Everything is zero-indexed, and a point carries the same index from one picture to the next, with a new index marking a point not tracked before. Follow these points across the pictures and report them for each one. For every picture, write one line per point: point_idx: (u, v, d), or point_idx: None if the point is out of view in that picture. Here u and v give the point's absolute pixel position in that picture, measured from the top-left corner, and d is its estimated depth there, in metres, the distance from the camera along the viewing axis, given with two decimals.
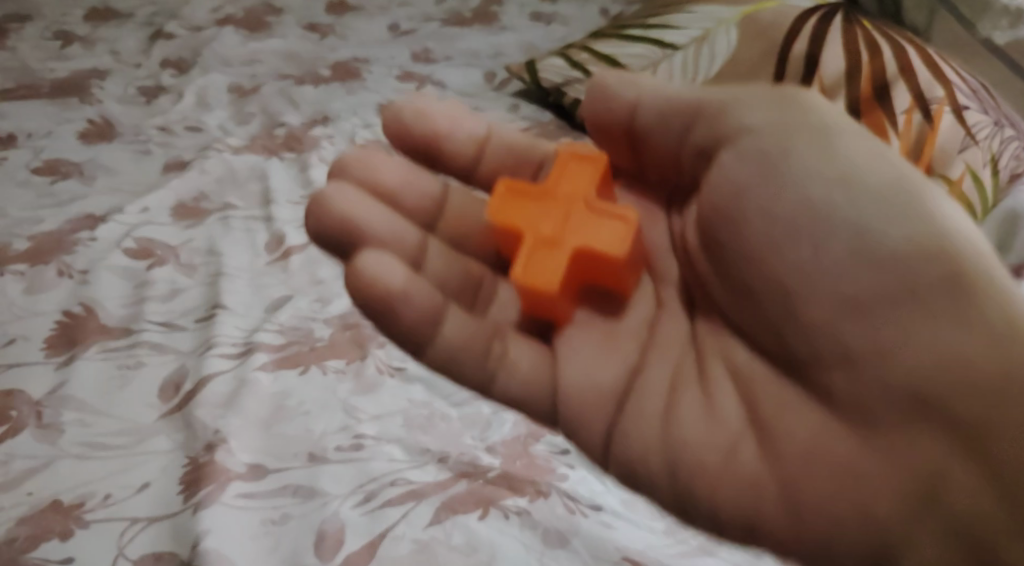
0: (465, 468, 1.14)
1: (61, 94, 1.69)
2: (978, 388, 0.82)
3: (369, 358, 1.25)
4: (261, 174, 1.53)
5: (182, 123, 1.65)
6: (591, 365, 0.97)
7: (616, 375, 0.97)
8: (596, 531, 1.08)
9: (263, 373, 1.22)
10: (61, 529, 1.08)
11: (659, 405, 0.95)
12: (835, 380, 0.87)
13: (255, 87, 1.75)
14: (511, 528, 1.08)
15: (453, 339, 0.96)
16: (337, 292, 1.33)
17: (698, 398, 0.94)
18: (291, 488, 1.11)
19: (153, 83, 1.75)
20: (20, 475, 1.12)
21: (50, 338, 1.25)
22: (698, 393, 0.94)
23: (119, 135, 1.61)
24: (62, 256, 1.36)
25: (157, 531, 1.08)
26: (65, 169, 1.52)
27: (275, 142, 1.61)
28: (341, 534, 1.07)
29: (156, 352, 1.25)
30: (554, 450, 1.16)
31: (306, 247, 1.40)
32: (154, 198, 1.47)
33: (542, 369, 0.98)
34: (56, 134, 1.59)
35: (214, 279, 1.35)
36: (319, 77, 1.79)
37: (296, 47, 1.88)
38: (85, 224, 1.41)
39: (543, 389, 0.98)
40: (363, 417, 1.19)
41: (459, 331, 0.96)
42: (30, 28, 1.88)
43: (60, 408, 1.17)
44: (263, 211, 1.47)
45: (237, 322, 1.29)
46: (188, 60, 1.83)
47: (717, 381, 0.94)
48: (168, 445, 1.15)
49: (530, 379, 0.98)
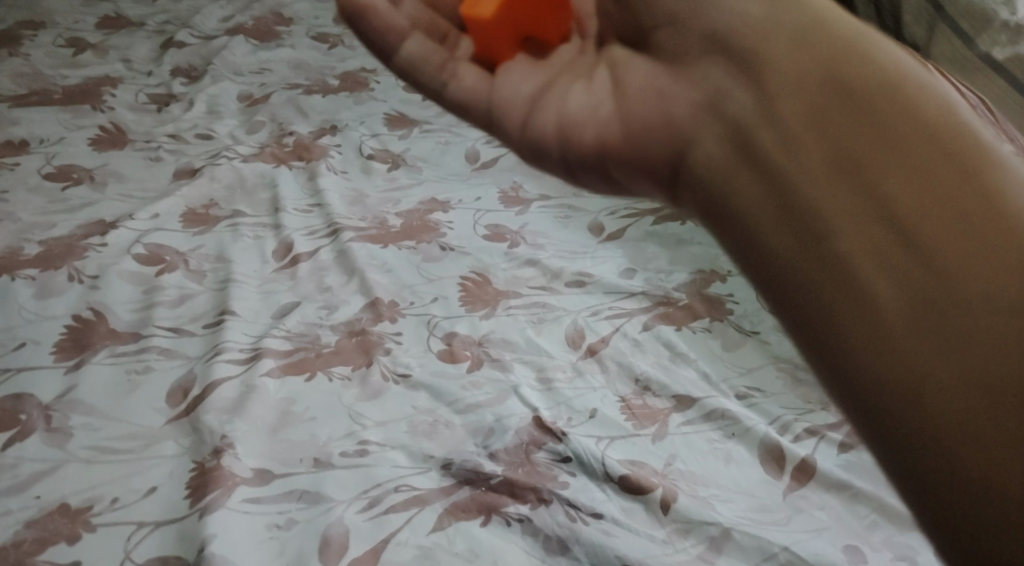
0: (468, 475, 1.15)
1: (73, 100, 1.71)
2: (861, 173, 0.72)
3: (375, 364, 1.27)
4: (270, 182, 1.57)
5: (193, 130, 1.68)
6: (516, 85, 0.88)
7: (528, 92, 0.88)
8: (597, 538, 1.09)
9: (270, 379, 1.24)
10: (68, 533, 1.07)
11: (557, 117, 0.85)
12: (703, 149, 0.78)
13: (265, 95, 1.80)
14: (513, 535, 1.10)
15: (415, 54, 0.91)
16: (344, 299, 1.36)
17: (584, 90, 0.86)
18: (297, 493, 1.12)
19: (164, 90, 1.80)
20: (27, 479, 1.12)
21: (60, 342, 1.26)
22: (600, 90, 0.85)
23: (130, 142, 1.63)
24: (73, 261, 1.37)
25: (163, 536, 1.08)
26: (77, 175, 1.54)
27: (284, 150, 1.65)
28: (345, 539, 1.08)
29: (164, 357, 1.26)
30: (555, 458, 1.17)
31: (314, 255, 1.43)
32: (164, 205, 1.49)
33: (478, 90, 0.90)
34: (69, 140, 1.61)
35: (223, 285, 1.37)
36: (328, 87, 1.85)
37: (306, 56, 1.95)
38: (95, 230, 1.43)
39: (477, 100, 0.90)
40: (367, 423, 1.20)
41: (423, 51, 0.91)
42: (44, 35, 1.92)
43: (69, 412, 1.18)
44: (272, 219, 1.50)
45: (245, 329, 1.30)
46: (199, 68, 1.88)
47: (617, 84, 0.84)
48: (175, 449, 1.16)
49: (468, 90, 0.90)
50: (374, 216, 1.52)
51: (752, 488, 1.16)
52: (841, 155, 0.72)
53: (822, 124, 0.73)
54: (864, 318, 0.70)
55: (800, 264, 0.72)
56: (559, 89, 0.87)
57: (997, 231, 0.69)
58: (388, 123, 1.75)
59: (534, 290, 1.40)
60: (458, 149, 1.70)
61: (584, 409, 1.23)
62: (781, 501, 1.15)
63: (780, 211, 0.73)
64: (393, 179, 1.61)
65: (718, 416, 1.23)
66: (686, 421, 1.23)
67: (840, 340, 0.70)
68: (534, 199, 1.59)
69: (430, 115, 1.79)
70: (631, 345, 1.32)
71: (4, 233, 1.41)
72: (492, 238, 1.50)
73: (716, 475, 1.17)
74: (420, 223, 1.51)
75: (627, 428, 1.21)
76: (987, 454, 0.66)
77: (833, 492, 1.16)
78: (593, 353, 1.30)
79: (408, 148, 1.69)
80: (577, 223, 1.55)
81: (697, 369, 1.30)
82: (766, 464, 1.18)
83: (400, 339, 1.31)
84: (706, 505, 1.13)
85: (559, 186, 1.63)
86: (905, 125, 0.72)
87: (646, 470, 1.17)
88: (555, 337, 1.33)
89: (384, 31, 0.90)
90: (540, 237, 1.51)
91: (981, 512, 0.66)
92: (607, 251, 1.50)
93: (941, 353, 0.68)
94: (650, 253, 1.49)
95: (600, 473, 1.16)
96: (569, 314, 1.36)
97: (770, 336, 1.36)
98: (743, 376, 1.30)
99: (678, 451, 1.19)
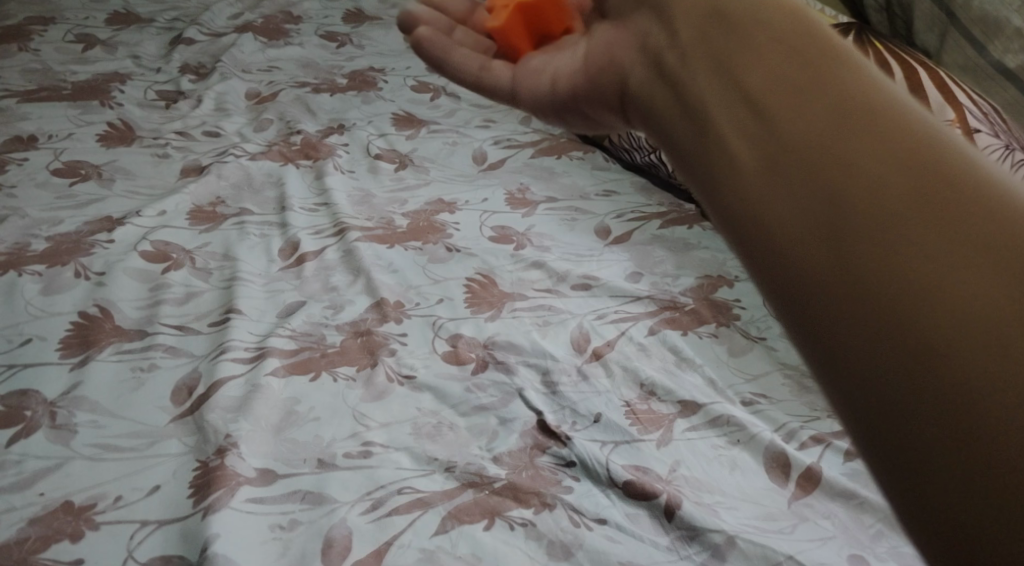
0: (472, 478, 1.15)
1: (82, 96, 1.71)
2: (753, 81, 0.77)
3: (379, 365, 1.27)
4: (278, 181, 1.57)
5: (201, 127, 1.68)
6: (530, 71, 0.99)
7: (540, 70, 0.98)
8: (600, 544, 1.09)
9: (275, 378, 1.24)
10: (72, 530, 1.07)
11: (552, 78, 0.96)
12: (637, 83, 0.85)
13: (273, 93, 1.80)
14: (517, 539, 1.10)
15: (456, 65, 1.02)
16: (349, 299, 1.36)
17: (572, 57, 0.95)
18: (300, 494, 1.12)
19: (172, 87, 1.80)
20: (32, 476, 1.12)
21: (65, 338, 1.26)
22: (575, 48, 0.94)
23: (138, 138, 1.63)
24: (80, 258, 1.37)
25: (166, 535, 1.07)
26: (85, 171, 1.54)
27: (292, 149, 1.65)
28: (348, 541, 1.08)
29: (169, 355, 1.26)
30: (559, 462, 1.18)
31: (320, 255, 1.43)
32: (171, 202, 1.49)
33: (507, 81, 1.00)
34: (77, 136, 1.61)
35: (229, 284, 1.37)
36: (336, 86, 1.85)
37: (314, 55, 1.95)
38: (102, 226, 1.44)
39: (507, 84, 1.00)
40: (371, 424, 1.20)
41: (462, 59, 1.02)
42: (54, 31, 1.92)
43: (74, 409, 1.18)
44: (280, 217, 1.50)
45: (251, 328, 1.30)
46: (208, 65, 1.88)
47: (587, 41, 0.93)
48: (180, 447, 1.16)
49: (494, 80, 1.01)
50: (381, 216, 1.52)
51: (756, 495, 1.16)
52: (744, 68, 0.77)
53: (732, 41, 0.79)
54: (750, 212, 0.75)
55: (696, 173, 0.78)
56: (554, 64, 0.97)
57: (872, 131, 0.73)
58: (395, 123, 1.75)
59: (539, 292, 1.40)
60: (466, 150, 1.69)
61: (589, 413, 1.23)
62: (786, 509, 1.14)
63: (686, 125, 0.79)
64: (400, 179, 1.61)
65: (724, 422, 1.23)
66: (690, 426, 1.23)
67: (751, 235, 0.74)
68: (541, 202, 1.59)
69: (437, 116, 1.78)
70: (637, 349, 1.32)
71: (11, 227, 1.41)
72: (498, 240, 1.49)
73: (721, 482, 1.17)
74: (426, 224, 1.51)
75: (630, 433, 1.21)
76: (879, 344, 0.69)
77: (838, 501, 1.15)
78: (598, 356, 1.30)
79: (415, 149, 1.69)
80: (584, 226, 1.55)
81: (702, 375, 1.29)
82: (771, 472, 1.18)
83: (405, 340, 1.31)
84: (710, 512, 1.13)
85: (567, 189, 1.63)
86: (786, 44, 0.77)
87: (650, 476, 1.16)
88: (561, 340, 1.33)
89: (444, 53, 1.02)
90: (546, 239, 1.51)
91: (885, 402, 0.69)
92: (613, 254, 1.49)
93: (818, 239, 0.72)
94: (656, 257, 1.49)
95: (604, 478, 1.16)
96: (575, 317, 1.36)
97: (776, 342, 1.35)
98: (748, 383, 1.29)
99: (682, 457, 1.19)
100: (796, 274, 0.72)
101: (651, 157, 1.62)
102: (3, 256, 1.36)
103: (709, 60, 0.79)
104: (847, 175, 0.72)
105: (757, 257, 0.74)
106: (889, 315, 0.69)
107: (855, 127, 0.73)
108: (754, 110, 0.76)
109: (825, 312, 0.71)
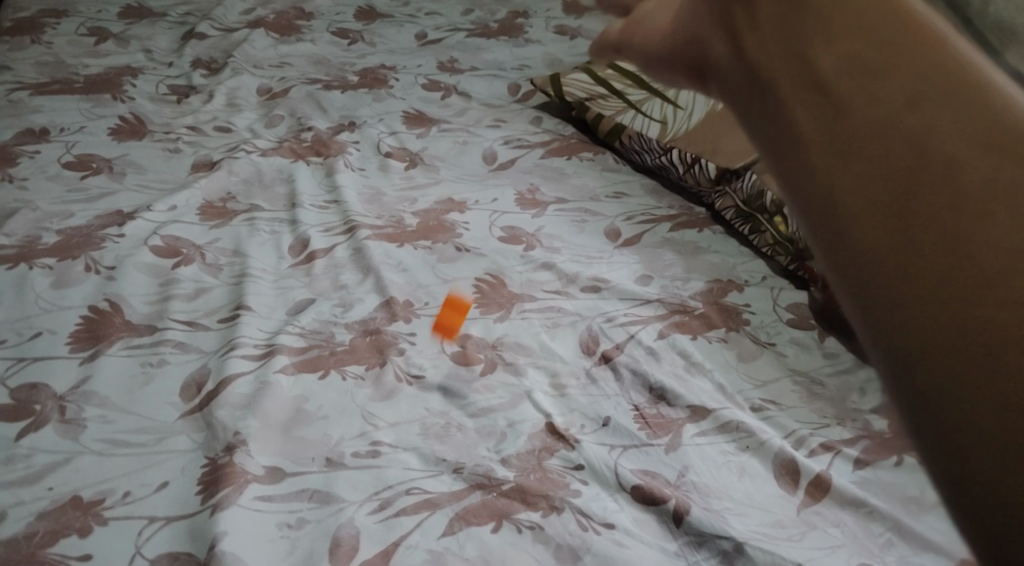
0: (480, 480, 1.15)
1: (94, 90, 1.71)
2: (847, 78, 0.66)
3: (388, 364, 1.27)
4: (288, 178, 1.57)
5: (212, 123, 1.68)
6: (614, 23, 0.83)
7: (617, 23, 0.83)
8: (609, 548, 1.09)
9: (284, 376, 1.24)
10: (81, 525, 1.07)
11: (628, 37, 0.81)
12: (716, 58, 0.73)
13: (285, 90, 1.80)
14: (525, 542, 1.09)
15: None
16: (359, 297, 1.36)
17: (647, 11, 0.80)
18: (309, 492, 1.12)
19: (184, 82, 1.79)
20: (41, 470, 1.12)
21: (75, 332, 1.26)
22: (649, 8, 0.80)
23: (149, 132, 1.63)
24: (90, 252, 1.37)
25: (174, 532, 1.07)
26: (96, 164, 1.54)
27: (303, 146, 1.65)
28: (356, 541, 1.08)
29: (179, 351, 1.26)
30: (568, 465, 1.17)
31: (330, 253, 1.43)
32: (182, 197, 1.49)
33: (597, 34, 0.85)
34: (89, 129, 1.61)
35: (239, 280, 1.36)
36: (347, 82, 1.84)
37: (325, 51, 1.95)
38: (113, 220, 1.43)
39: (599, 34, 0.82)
40: (380, 424, 1.20)
41: None
42: (67, 24, 1.92)
43: (83, 404, 1.18)
44: (290, 214, 1.49)
45: (260, 324, 1.30)
46: (219, 60, 1.88)
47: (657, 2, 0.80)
48: (189, 444, 1.16)
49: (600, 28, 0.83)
50: (391, 214, 1.52)
51: (765, 502, 1.16)
52: (831, 56, 0.67)
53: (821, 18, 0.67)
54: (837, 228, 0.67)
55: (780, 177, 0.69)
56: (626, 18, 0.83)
57: (974, 139, 0.64)
58: (406, 121, 1.74)
59: (548, 294, 1.40)
60: (476, 149, 1.69)
61: (597, 416, 1.23)
62: (795, 516, 1.14)
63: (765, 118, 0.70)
64: (410, 178, 1.60)
65: (733, 427, 1.22)
66: (699, 431, 1.22)
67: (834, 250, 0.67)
68: (551, 203, 1.58)
69: (448, 114, 1.77)
70: (646, 353, 1.31)
71: (23, 220, 1.41)
72: (508, 240, 1.49)
73: (730, 488, 1.17)
74: (436, 223, 1.50)
75: (639, 437, 1.21)
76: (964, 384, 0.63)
77: (848, 509, 1.15)
78: (607, 360, 1.30)
79: (426, 148, 1.68)
80: (594, 228, 1.54)
81: (711, 380, 1.29)
82: (781, 479, 1.18)
83: (413, 339, 1.30)
84: (719, 518, 1.13)
85: (577, 190, 1.62)
86: (881, 30, 0.66)
87: (659, 481, 1.16)
88: (569, 342, 1.32)
89: None
90: (556, 240, 1.50)
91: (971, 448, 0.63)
92: (624, 256, 1.49)
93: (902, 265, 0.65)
94: (667, 260, 1.48)
95: (612, 482, 1.16)
96: (584, 320, 1.36)
97: (785, 348, 1.35)
98: (758, 388, 1.29)
99: (691, 463, 1.19)
100: (852, 261, 0.67)
101: (662, 159, 1.63)
102: (14, 249, 1.36)
103: (785, 31, 0.68)
104: (933, 189, 0.64)
105: (834, 263, 0.67)
106: (979, 350, 0.63)
107: (952, 132, 0.64)
108: (822, 95, 0.67)
109: (881, 302, 0.66)
